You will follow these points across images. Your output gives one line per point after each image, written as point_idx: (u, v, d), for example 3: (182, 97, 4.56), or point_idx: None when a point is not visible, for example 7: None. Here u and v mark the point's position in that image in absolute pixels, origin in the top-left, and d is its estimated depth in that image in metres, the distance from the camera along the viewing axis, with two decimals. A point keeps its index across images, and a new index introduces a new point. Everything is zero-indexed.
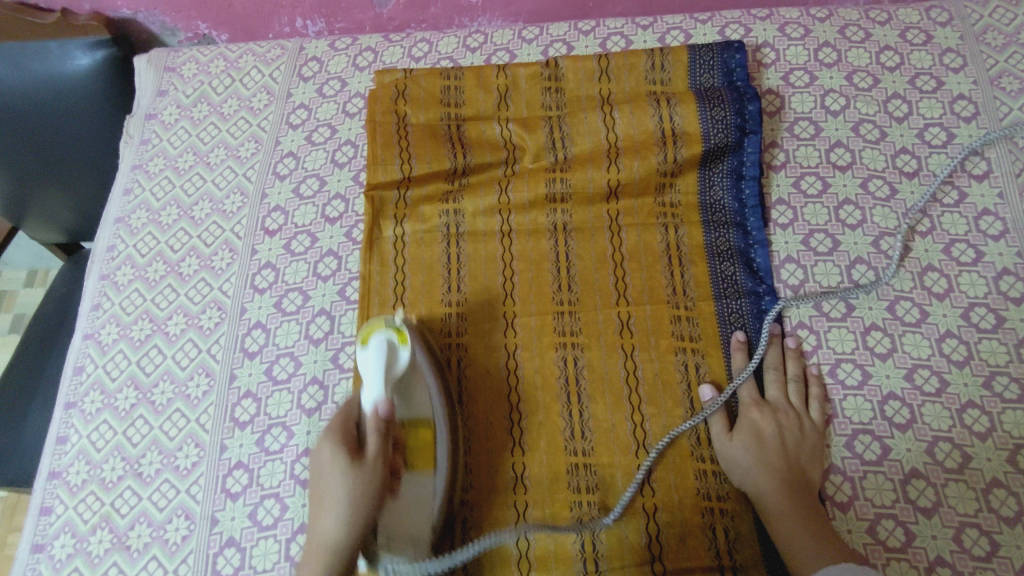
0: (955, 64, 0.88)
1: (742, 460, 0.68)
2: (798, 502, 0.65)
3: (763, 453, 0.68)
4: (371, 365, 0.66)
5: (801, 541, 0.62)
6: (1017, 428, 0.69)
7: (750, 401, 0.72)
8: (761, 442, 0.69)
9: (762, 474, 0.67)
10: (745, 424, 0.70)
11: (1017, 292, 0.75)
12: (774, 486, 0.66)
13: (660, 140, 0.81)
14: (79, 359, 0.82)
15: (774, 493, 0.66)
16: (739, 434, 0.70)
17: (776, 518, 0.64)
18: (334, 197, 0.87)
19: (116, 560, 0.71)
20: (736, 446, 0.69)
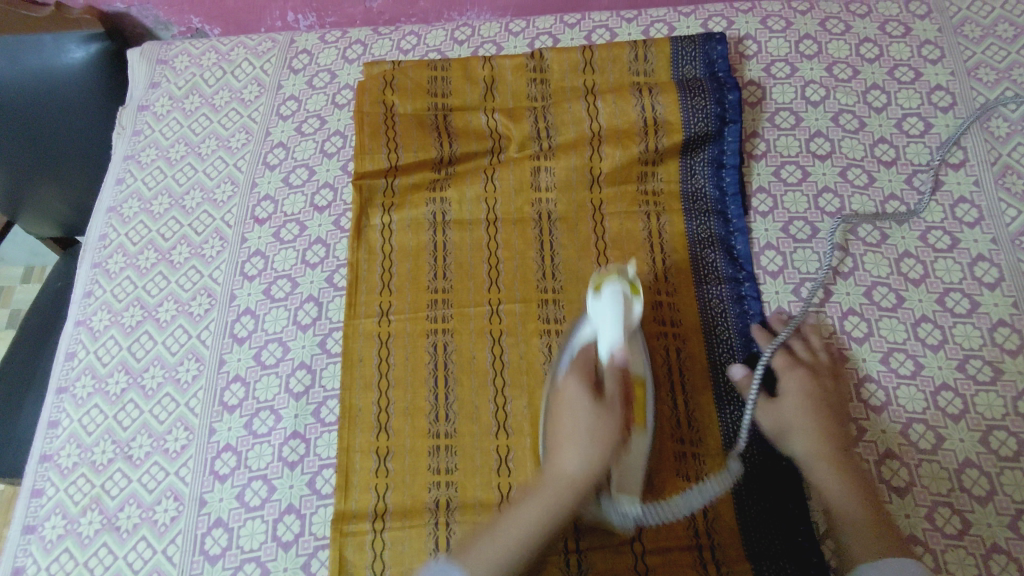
0: (933, 55, 0.89)
1: (796, 431, 0.68)
2: (847, 480, 0.65)
3: (819, 425, 0.68)
4: (607, 318, 0.66)
5: (861, 525, 0.62)
6: (989, 409, 0.70)
7: (792, 364, 0.72)
8: (811, 412, 0.69)
9: (819, 452, 0.67)
10: (791, 390, 0.71)
11: (991, 277, 0.76)
12: (826, 461, 0.66)
13: (642, 128, 0.83)
14: (71, 345, 0.83)
15: (824, 468, 0.66)
16: (786, 403, 0.70)
17: (826, 496, 0.65)
18: (323, 187, 0.88)
19: (106, 541, 0.72)
20: (785, 415, 0.70)
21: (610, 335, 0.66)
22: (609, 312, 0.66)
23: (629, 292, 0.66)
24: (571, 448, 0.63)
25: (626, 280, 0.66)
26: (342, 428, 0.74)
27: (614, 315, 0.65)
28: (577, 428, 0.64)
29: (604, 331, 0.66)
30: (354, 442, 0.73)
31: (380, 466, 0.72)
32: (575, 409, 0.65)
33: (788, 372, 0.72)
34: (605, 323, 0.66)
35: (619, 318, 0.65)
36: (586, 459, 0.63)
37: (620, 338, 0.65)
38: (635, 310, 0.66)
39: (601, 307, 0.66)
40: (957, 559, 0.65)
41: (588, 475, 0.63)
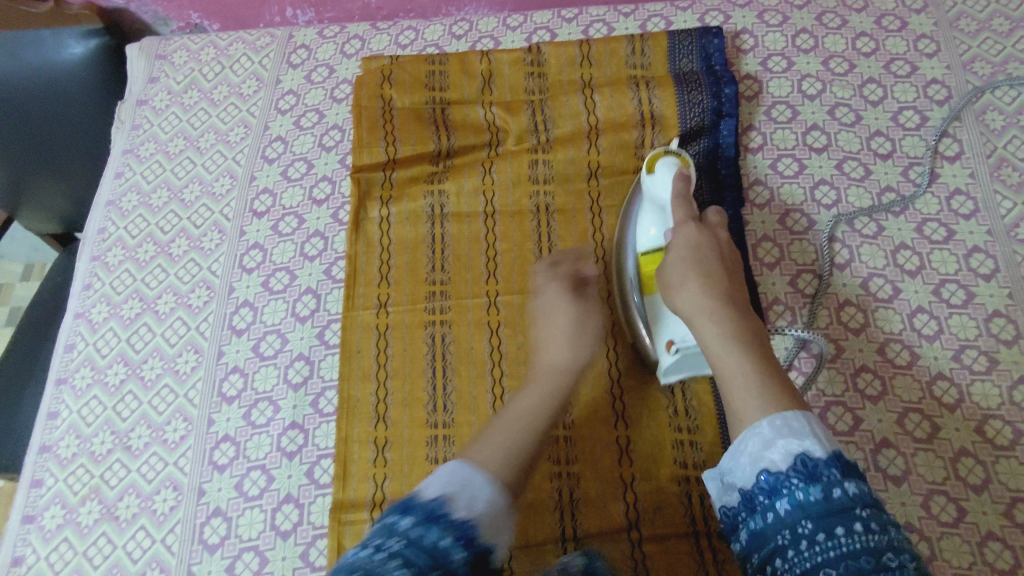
0: (928, 49, 0.90)
1: (672, 290, 0.64)
2: (728, 341, 0.57)
3: (704, 284, 0.62)
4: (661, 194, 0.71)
5: (750, 377, 0.55)
6: (984, 399, 0.71)
7: (689, 223, 0.67)
8: (697, 267, 0.63)
9: (707, 296, 0.61)
10: (684, 251, 0.65)
11: (987, 268, 0.77)
12: (715, 323, 0.59)
13: (639, 122, 0.84)
14: (70, 337, 0.84)
15: (711, 326, 0.59)
16: (675, 266, 0.64)
17: (713, 352, 0.58)
18: (321, 180, 0.89)
19: (105, 530, 0.72)
20: (671, 280, 0.64)
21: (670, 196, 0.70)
22: (667, 177, 0.71)
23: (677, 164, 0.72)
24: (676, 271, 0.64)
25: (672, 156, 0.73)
26: (340, 419, 0.74)
27: (671, 178, 0.71)
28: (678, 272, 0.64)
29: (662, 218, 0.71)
30: (352, 432, 0.73)
31: (378, 455, 0.72)
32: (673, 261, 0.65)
33: (683, 229, 0.67)
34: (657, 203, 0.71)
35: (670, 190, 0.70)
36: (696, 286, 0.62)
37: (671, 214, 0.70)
38: (690, 172, 0.72)
39: (660, 180, 0.72)
40: (953, 547, 0.65)
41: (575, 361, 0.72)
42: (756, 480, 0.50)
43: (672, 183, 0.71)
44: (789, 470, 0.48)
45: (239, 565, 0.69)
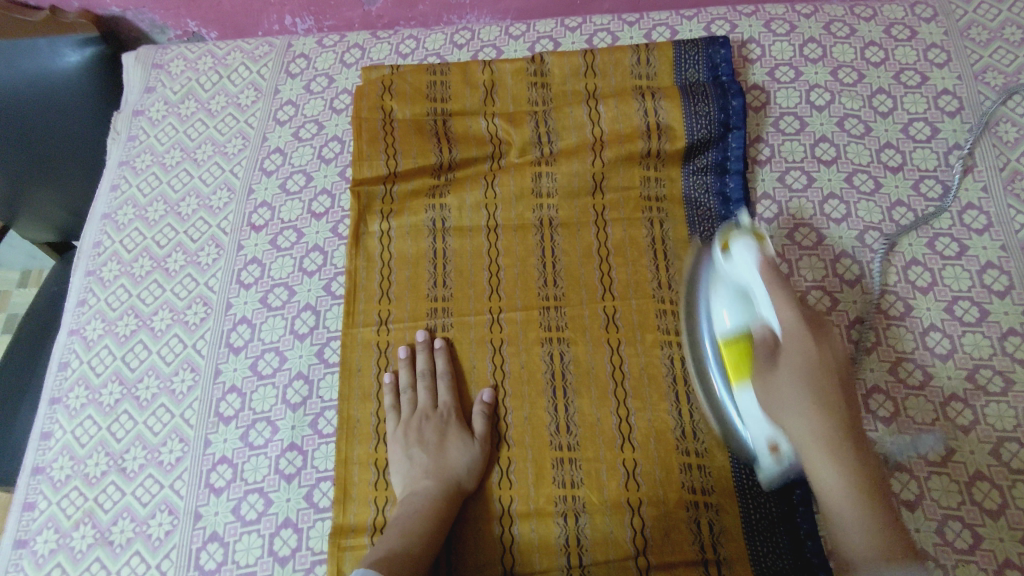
0: (939, 59, 0.88)
1: (782, 415, 0.57)
2: (818, 416, 0.55)
3: (815, 411, 0.55)
4: (728, 302, 0.64)
5: (862, 516, 0.53)
6: (1000, 420, 0.69)
7: (801, 325, 0.57)
8: (812, 387, 0.56)
9: (824, 397, 0.55)
10: (798, 358, 0.57)
11: (1001, 285, 0.75)
12: (810, 431, 0.55)
13: (645, 133, 0.82)
14: (64, 355, 0.82)
15: (821, 457, 0.55)
16: (788, 370, 0.57)
17: (826, 487, 0.55)
18: (320, 193, 0.87)
19: (99, 555, 0.70)
20: (785, 399, 0.56)
21: (762, 288, 0.60)
22: (746, 261, 0.61)
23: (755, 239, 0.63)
24: (792, 416, 0.56)
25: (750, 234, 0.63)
26: (339, 440, 0.72)
27: (754, 263, 0.61)
28: (789, 400, 0.56)
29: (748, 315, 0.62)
30: (352, 453, 0.72)
31: (379, 479, 0.71)
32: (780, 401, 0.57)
33: (799, 340, 0.57)
34: (727, 305, 0.64)
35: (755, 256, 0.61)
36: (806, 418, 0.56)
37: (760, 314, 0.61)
38: (768, 250, 0.62)
39: (738, 263, 0.62)
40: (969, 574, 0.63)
41: (428, 461, 0.70)
42: None
43: (754, 268, 0.61)
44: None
45: None
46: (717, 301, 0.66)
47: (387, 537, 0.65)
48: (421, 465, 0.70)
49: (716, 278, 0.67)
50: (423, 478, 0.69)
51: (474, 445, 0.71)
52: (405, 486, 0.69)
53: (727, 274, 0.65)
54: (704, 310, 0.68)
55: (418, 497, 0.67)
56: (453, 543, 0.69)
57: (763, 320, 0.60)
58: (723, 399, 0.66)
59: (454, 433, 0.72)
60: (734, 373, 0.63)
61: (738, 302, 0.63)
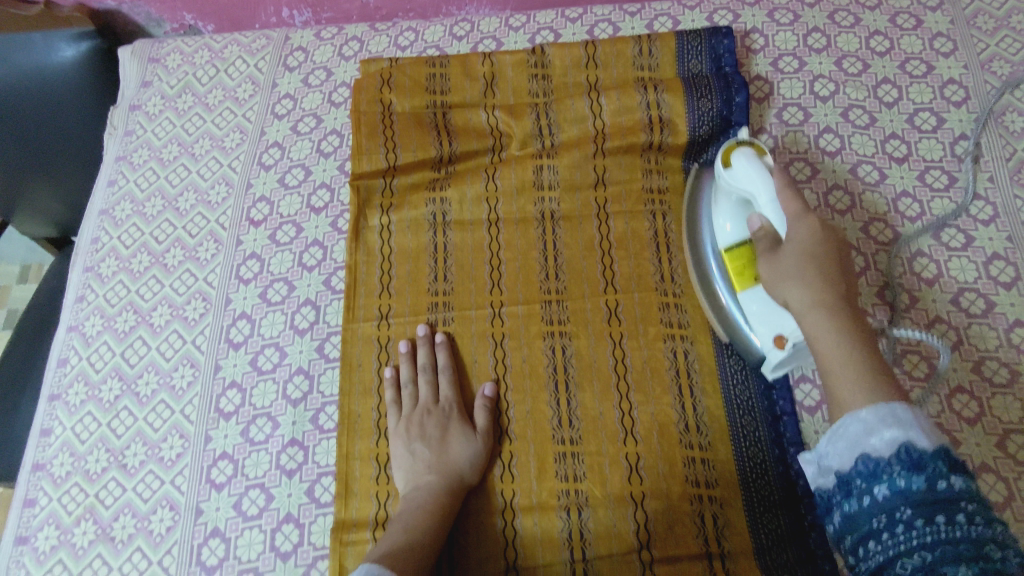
0: (944, 48, 0.87)
1: (785, 281, 0.62)
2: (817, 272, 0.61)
3: (812, 271, 0.61)
4: (749, 173, 0.67)
5: (870, 388, 0.53)
6: (1006, 412, 0.68)
7: (802, 214, 0.63)
8: (812, 262, 0.61)
9: (813, 237, 0.62)
10: (799, 241, 0.62)
11: (1007, 276, 0.74)
12: (811, 323, 0.59)
13: (647, 125, 0.81)
14: (63, 351, 0.81)
15: (823, 318, 0.59)
16: (793, 250, 0.62)
17: (825, 352, 0.57)
18: (320, 187, 0.86)
19: (100, 552, 0.70)
20: (787, 269, 0.62)
21: (767, 193, 0.65)
22: (748, 168, 0.67)
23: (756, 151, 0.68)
24: (789, 284, 0.62)
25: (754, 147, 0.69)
26: (340, 435, 0.72)
27: (757, 171, 0.66)
28: (788, 268, 0.62)
29: (760, 193, 0.66)
30: (353, 448, 0.72)
31: (380, 473, 0.71)
32: (784, 280, 0.62)
33: (797, 221, 0.63)
34: (755, 185, 0.66)
35: (759, 169, 0.66)
36: (802, 280, 0.61)
37: (768, 188, 0.65)
38: (768, 161, 0.68)
39: (740, 173, 0.67)
40: None
41: (432, 454, 0.69)
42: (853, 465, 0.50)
43: (754, 173, 0.66)
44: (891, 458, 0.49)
45: None
46: (720, 214, 0.72)
47: (392, 531, 0.65)
48: (423, 458, 0.70)
49: (716, 194, 0.73)
50: (426, 471, 0.69)
51: (476, 439, 0.70)
52: (408, 481, 0.69)
53: (728, 186, 0.70)
54: (706, 225, 0.75)
55: (422, 493, 0.67)
56: (455, 538, 0.68)
57: (764, 190, 0.65)
58: (741, 327, 0.71)
59: (457, 428, 0.71)
60: (739, 281, 0.70)
61: (741, 213, 0.70)
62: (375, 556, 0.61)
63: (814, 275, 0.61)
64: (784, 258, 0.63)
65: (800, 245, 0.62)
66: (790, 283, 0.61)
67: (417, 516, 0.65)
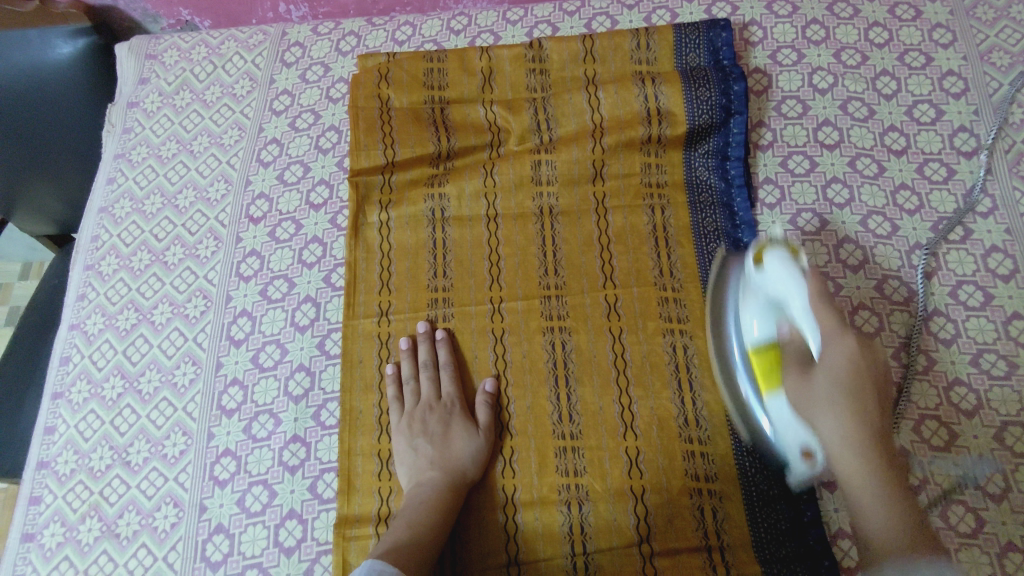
0: (944, 39, 0.87)
1: (815, 412, 0.55)
2: (849, 402, 0.53)
3: (851, 410, 0.53)
4: (785, 281, 0.59)
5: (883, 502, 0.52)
6: (1004, 405, 0.69)
7: (844, 332, 0.55)
8: (851, 393, 0.53)
9: (854, 363, 0.54)
10: (836, 365, 0.54)
11: (1005, 269, 0.74)
12: (839, 428, 0.53)
13: (645, 119, 0.81)
14: (66, 349, 0.82)
15: (854, 458, 0.53)
16: (823, 381, 0.55)
17: (848, 473, 0.53)
18: (318, 183, 0.86)
19: (106, 548, 0.71)
20: (817, 397, 0.55)
21: (801, 302, 0.58)
22: (781, 272, 0.60)
23: (790, 253, 0.61)
24: (827, 414, 0.54)
25: (786, 246, 0.61)
26: (342, 431, 0.73)
27: (793, 278, 0.59)
28: (819, 394, 0.55)
29: (796, 305, 0.58)
30: (355, 445, 0.72)
31: (382, 469, 0.72)
32: (813, 403, 0.55)
33: (834, 341, 0.55)
34: (784, 285, 0.59)
35: (793, 273, 0.59)
36: (842, 420, 0.53)
37: (807, 302, 0.57)
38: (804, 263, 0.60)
39: (775, 277, 0.60)
40: (971, 558, 0.63)
41: (434, 451, 0.70)
42: None
43: (791, 283, 0.59)
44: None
45: None
46: (748, 309, 0.64)
47: (395, 527, 0.65)
48: (426, 455, 0.70)
49: (749, 289, 0.65)
50: (429, 468, 0.69)
51: (478, 436, 0.71)
52: (411, 477, 0.69)
53: (759, 287, 0.63)
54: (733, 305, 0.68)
55: (425, 488, 0.68)
56: (458, 532, 0.69)
57: (798, 296, 0.58)
58: (752, 406, 0.65)
59: (459, 424, 0.72)
60: (765, 382, 0.63)
61: (772, 313, 0.62)
62: (379, 553, 0.61)
63: (855, 412, 0.53)
64: (819, 416, 0.55)
65: (828, 377, 0.54)
66: (824, 413, 0.54)
67: (420, 512, 0.66)
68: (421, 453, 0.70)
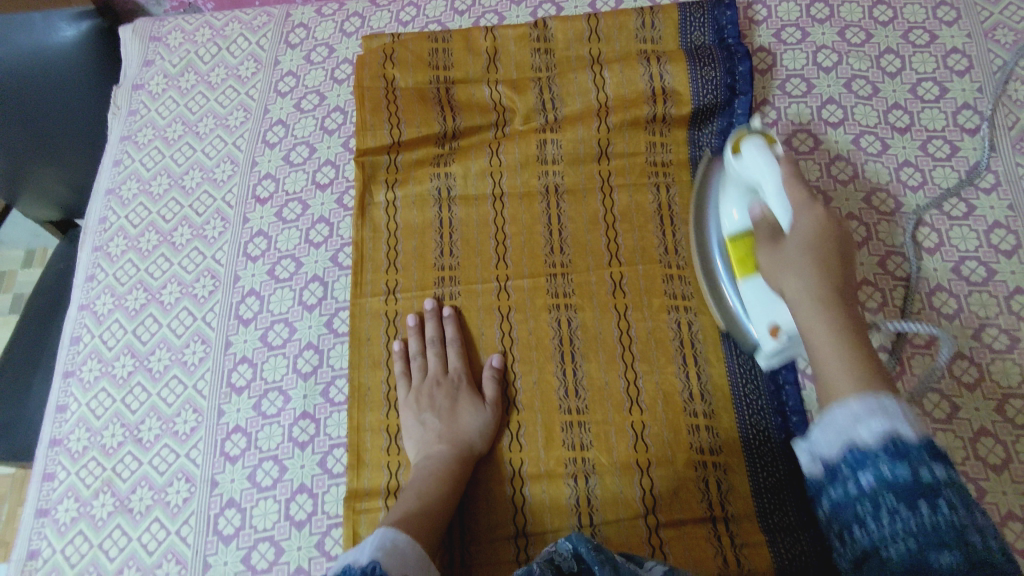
0: (948, 17, 0.87)
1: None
2: (815, 265, 0.58)
3: (815, 265, 0.57)
4: (759, 164, 0.64)
5: (843, 361, 0.52)
6: (1006, 377, 0.69)
7: (810, 202, 0.60)
8: (815, 254, 0.58)
9: (818, 224, 0.60)
10: (804, 232, 0.59)
11: (1008, 244, 0.75)
12: (804, 288, 0.57)
13: (650, 98, 0.81)
14: (76, 329, 0.83)
15: (817, 317, 0.56)
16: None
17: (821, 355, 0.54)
18: (324, 164, 0.87)
19: (119, 523, 0.72)
20: (787, 259, 0.59)
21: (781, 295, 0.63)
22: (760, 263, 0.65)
23: (767, 141, 0.66)
24: (792, 272, 0.58)
25: (763, 135, 0.67)
26: (351, 407, 0.73)
27: (767, 160, 0.64)
28: (791, 255, 0.59)
29: (772, 201, 0.63)
30: (364, 421, 0.73)
31: (391, 444, 0.72)
32: (785, 265, 0.59)
33: (805, 211, 0.60)
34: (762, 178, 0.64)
35: (770, 162, 0.64)
36: (804, 277, 0.57)
37: (778, 175, 0.63)
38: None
39: (748, 162, 0.66)
40: None
41: (442, 424, 0.71)
42: (841, 454, 0.48)
43: (768, 161, 0.64)
44: (876, 448, 0.46)
45: (255, 555, 0.69)
46: (728, 201, 0.70)
47: (404, 498, 0.66)
48: (434, 428, 0.71)
49: (727, 182, 0.71)
50: (438, 442, 0.70)
51: (485, 410, 0.71)
52: (419, 451, 0.70)
53: (738, 173, 0.68)
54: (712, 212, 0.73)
55: (433, 461, 0.68)
56: (466, 505, 0.70)
57: (770, 177, 0.63)
58: (741, 318, 0.69)
59: (466, 398, 0.73)
60: (740, 269, 0.68)
61: (748, 198, 0.67)
62: (389, 522, 0.62)
63: (819, 271, 0.57)
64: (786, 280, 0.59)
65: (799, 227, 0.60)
66: (793, 275, 0.58)
67: (429, 483, 0.66)
68: (430, 426, 0.71)
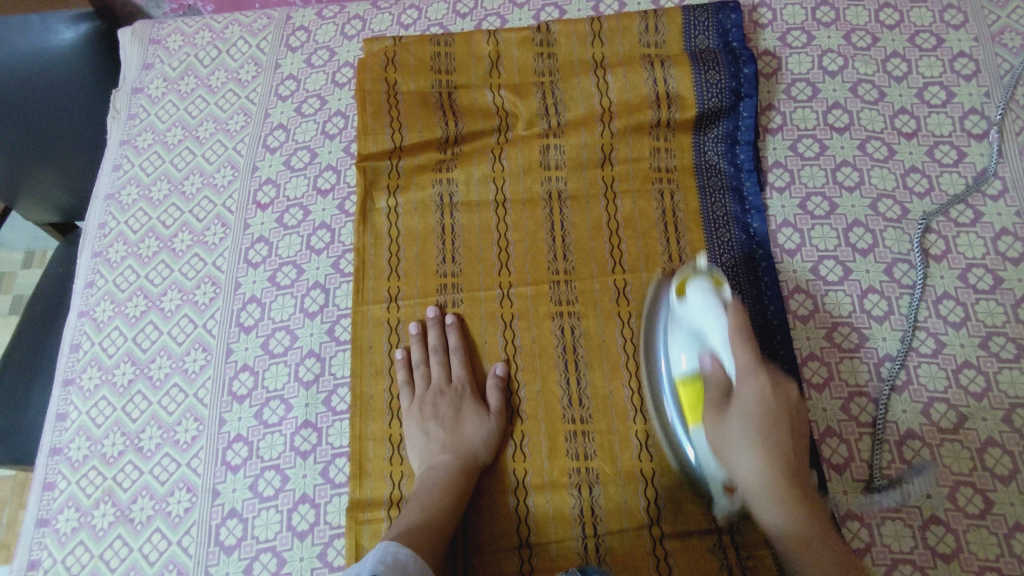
0: (955, 20, 0.86)
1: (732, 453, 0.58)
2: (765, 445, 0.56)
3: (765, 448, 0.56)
4: (705, 312, 0.63)
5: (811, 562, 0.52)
6: (1013, 387, 0.69)
7: (757, 369, 0.59)
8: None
9: (765, 401, 0.58)
10: (751, 408, 0.58)
11: (1015, 252, 0.74)
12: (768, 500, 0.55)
13: (654, 102, 0.80)
14: (75, 336, 0.82)
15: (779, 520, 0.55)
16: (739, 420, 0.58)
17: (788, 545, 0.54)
18: (325, 169, 0.86)
19: (120, 533, 0.72)
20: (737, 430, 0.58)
21: (720, 333, 0.62)
22: (702, 302, 0.64)
23: (714, 283, 0.65)
24: (744, 456, 0.57)
25: (706, 274, 0.66)
26: (354, 416, 0.73)
27: (713, 308, 0.63)
28: (743, 440, 0.57)
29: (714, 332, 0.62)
30: (367, 430, 0.73)
31: (394, 453, 0.72)
32: (740, 449, 0.57)
33: (749, 378, 0.59)
34: (706, 320, 0.63)
35: (717, 308, 0.63)
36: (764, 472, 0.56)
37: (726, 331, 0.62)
38: (726, 295, 0.64)
39: (694, 305, 0.65)
40: (979, 539, 0.64)
41: (445, 435, 0.70)
42: None
43: (715, 313, 0.63)
44: None
45: (257, 566, 0.68)
46: None
47: (407, 510, 0.66)
48: (437, 439, 0.71)
49: (671, 319, 0.69)
50: (442, 453, 0.70)
51: (488, 420, 0.71)
52: (422, 461, 0.70)
53: (682, 317, 0.67)
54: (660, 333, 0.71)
55: (436, 471, 0.68)
56: (470, 516, 0.70)
57: (717, 331, 0.62)
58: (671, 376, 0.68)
59: (469, 407, 0.72)
60: (690, 415, 0.65)
61: (694, 345, 0.65)
62: (392, 536, 0.62)
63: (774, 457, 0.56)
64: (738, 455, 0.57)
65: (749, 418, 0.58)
66: (742, 457, 0.57)
67: (432, 495, 0.66)
68: (432, 437, 0.71)
